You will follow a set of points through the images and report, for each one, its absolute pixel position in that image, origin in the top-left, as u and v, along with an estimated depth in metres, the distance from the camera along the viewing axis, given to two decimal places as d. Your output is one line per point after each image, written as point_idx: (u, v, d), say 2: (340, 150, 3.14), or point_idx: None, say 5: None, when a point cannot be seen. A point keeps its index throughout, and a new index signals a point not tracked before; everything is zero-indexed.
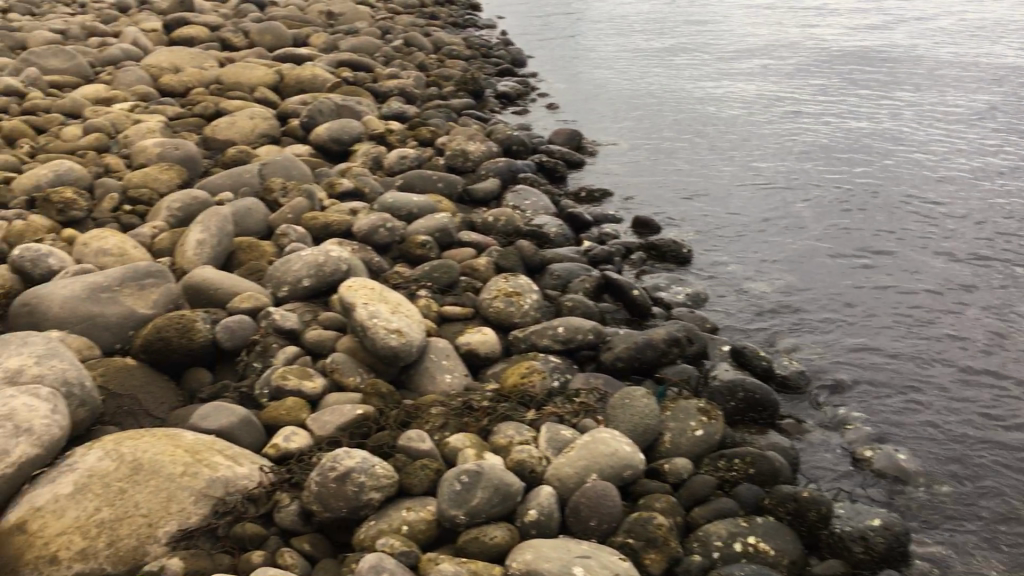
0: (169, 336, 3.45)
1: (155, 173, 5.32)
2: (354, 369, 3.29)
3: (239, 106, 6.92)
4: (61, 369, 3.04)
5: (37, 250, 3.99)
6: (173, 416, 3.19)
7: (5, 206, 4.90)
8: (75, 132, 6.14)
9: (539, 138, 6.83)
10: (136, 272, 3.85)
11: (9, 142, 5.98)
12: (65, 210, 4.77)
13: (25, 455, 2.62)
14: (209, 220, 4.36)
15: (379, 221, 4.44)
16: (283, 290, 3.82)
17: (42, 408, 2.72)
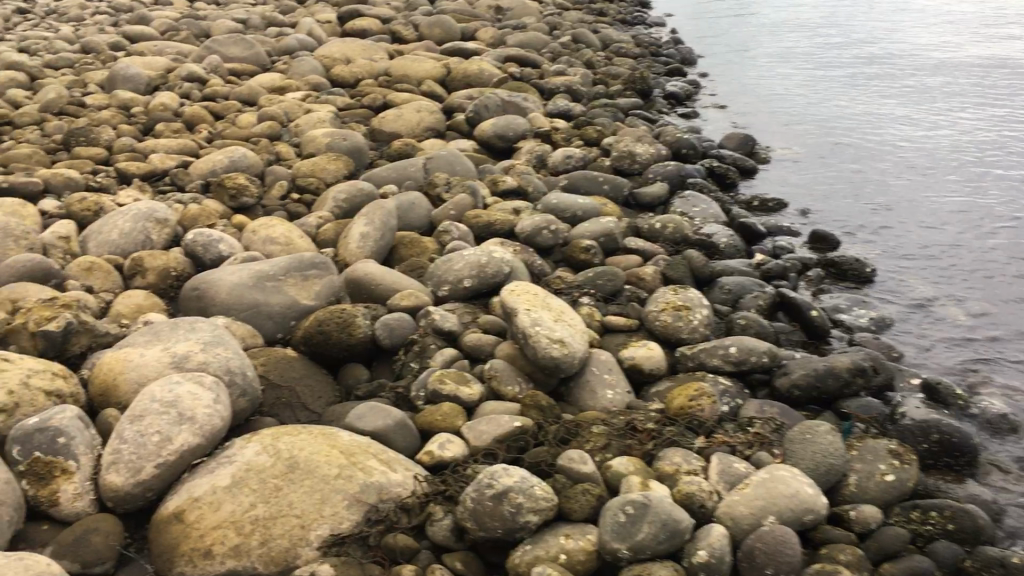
0: (329, 330, 3.43)
1: (323, 163, 5.37)
2: (514, 379, 3.16)
3: (407, 98, 6.96)
4: (225, 357, 3.05)
5: (209, 235, 4.06)
6: (329, 413, 3.15)
7: (183, 189, 5.05)
8: (250, 119, 6.31)
9: (709, 142, 6.55)
10: (301, 263, 3.86)
11: (190, 126, 6.20)
12: (237, 196, 4.87)
13: (186, 444, 2.62)
14: (373, 213, 4.34)
15: (544, 222, 4.32)
16: (444, 290, 3.74)
17: (205, 397, 2.72)
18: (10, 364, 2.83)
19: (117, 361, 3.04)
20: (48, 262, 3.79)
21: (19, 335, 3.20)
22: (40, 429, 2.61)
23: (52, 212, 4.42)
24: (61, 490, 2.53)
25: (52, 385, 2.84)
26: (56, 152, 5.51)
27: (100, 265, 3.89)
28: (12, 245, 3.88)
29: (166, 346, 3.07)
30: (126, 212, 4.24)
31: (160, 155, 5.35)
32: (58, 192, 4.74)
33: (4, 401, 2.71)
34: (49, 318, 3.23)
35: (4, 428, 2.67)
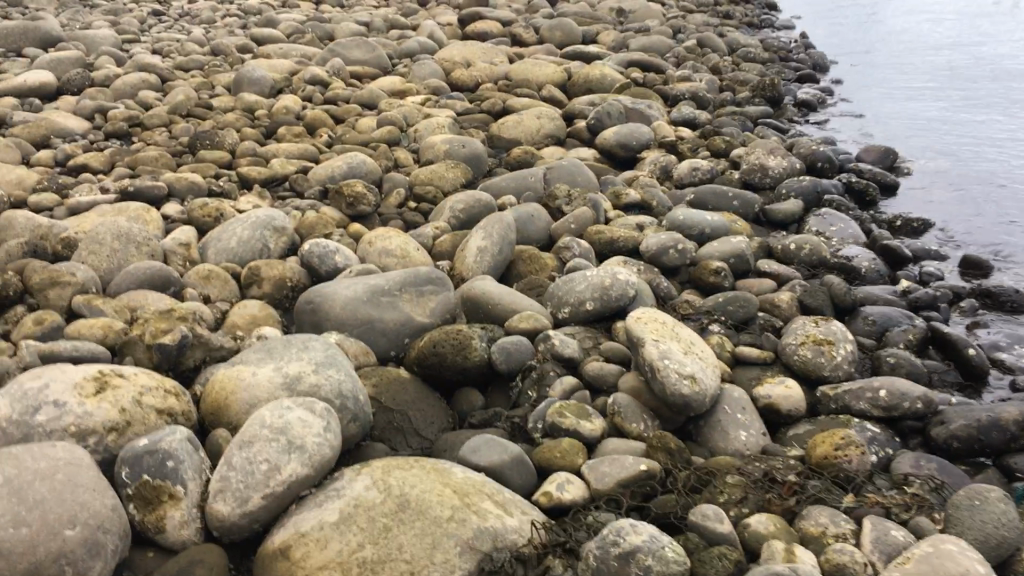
0: (444, 352, 3.27)
1: (442, 171, 5.25)
2: (638, 416, 2.93)
3: (527, 103, 6.79)
4: (337, 380, 2.94)
5: (325, 246, 3.96)
6: (441, 442, 2.99)
7: (302, 195, 5.00)
8: (369, 123, 6.25)
9: (845, 154, 6.17)
10: (417, 278, 3.72)
11: (310, 130, 6.18)
12: (355, 203, 4.78)
13: (295, 475, 2.50)
14: (491, 225, 4.16)
15: (670, 240, 4.07)
16: (563, 312, 3.54)
17: (316, 425, 2.61)
18: (123, 379, 2.77)
19: (228, 379, 2.95)
20: (167, 269, 3.76)
21: (134, 347, 3.13)
22: (149, 451, 2.54)
23: (174, 217, 4.42)
24: (168, 516, 2.45)
25: (163, 403, 2.77)
26: (181, 155, 5.56)
27: (217, 273, 3.85)
28: (134, 251, 3.87)
29: (278, 365, 2.96)
30: (245, 219, 4.20)
31: (281, 159, 5.33)
32: (181, 196, 4.75)
33: (116, 418, 2.64)
34: (164, 331, 3.18)
35: (115, 447, 2.61)
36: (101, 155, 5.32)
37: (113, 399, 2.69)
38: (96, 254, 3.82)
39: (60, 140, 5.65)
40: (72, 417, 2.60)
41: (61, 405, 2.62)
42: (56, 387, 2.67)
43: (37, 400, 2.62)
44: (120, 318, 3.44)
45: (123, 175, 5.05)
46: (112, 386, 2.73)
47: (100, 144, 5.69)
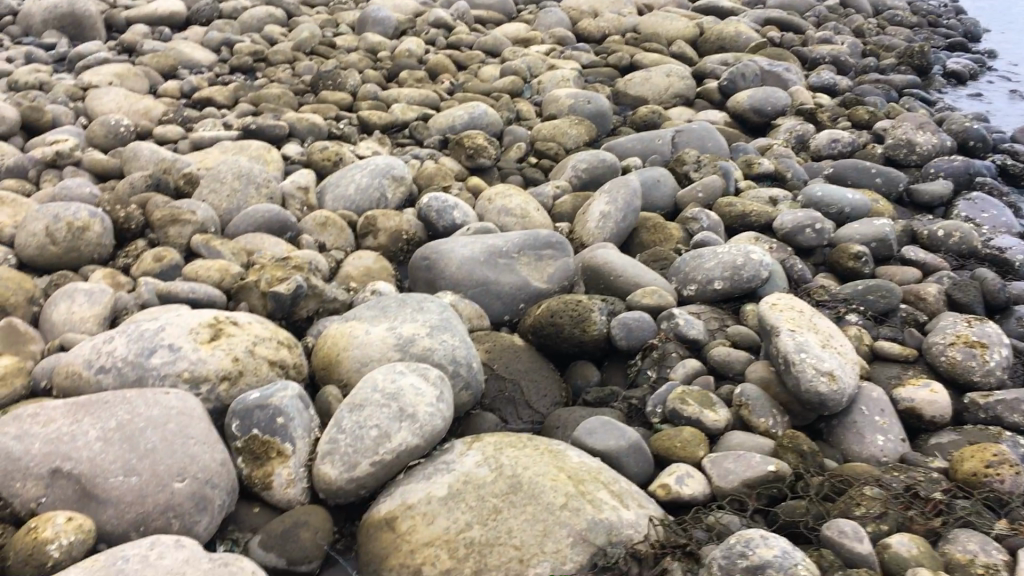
0: (562, 323, 3.14)
1: (565, 126, 5.07)
2: (768, 411, 2.73)
3: (656, 59, 6.51)
4: (451, 345, 2.82)
5: (444, 200, 3.83)
6: (553, 418, 2.89)
7: (421, 144, 4.89)
8: (492, 72, 6.09)
9: (1000, 133, 5.71)
10: (537, 240, 3.58)
11: (432, 76, 6.06)
12: (474, 155, 4.63)
13: (405, 444, 2.41)
14: (616, 190, 3.99)
15: (808, 219, 3.80)
16: (689, 289, 3.34)
17: (428, 393, 2.50)
18: (238, 327, 2.71)
19: (341, 335, 2.88)
20: (285, 214, 3.69)
21: (250, 292, 3.10)
22: (260, 406, 2.48)
23: (294, 158, 4.35)
24: (275, 474, 2.40)
25: (276, 355, 2.71)
26: (303, 94, 5.50)
27: (334, 219, 3.78)
28: (253, 192, 3.82)
29: (391, 325, 2.87)
30: (364, 166, 4.11)
31: (402, 105, 5.22)
32: (302, 138, 4.69)
33: (228, 367, 2.59)
34: (280, 280, 3.11)
35: (226, 397, 2.57)
36: (226, 89, 5.30)
37: (227, 347, 2.63)
38: (216, 193, 3.79)
39: (187, 72, 5.65)
40: (186, 363, 2.56)
41: (176, 350, 2.58)
42: (171, 331, 2.63)
43: (153, 343, 2.59)
44: (237, 262, 3.39)
45: (246, 112, 5.02)
46: (227, 334, 2.67)
47: (225, 77, 5.67)
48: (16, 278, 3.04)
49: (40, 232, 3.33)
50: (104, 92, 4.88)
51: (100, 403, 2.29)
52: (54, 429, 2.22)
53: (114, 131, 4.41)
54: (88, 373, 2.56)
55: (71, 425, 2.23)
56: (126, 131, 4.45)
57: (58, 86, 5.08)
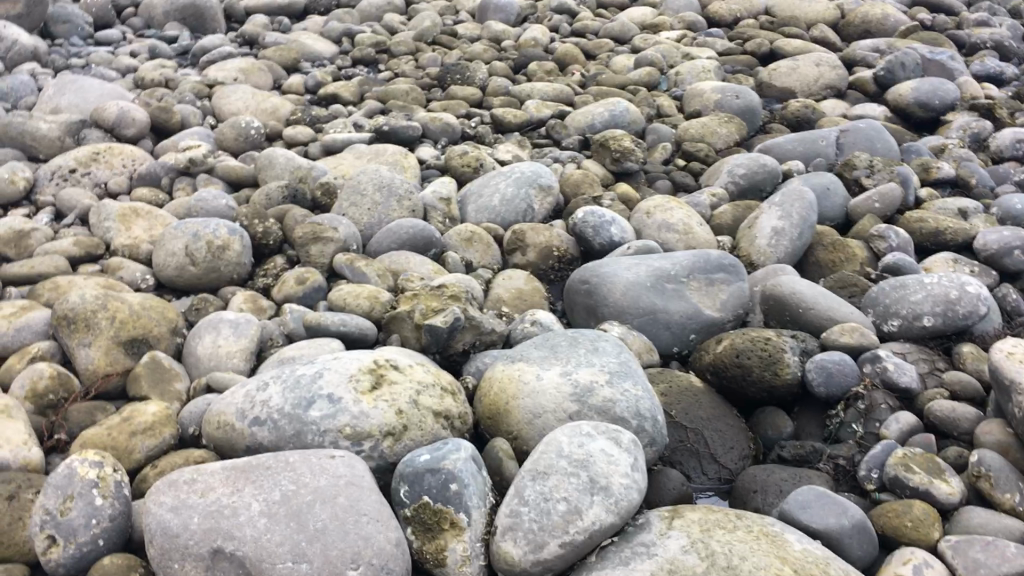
0: (750, 364, 2.77)
1: (715, 125, 4.65)
2: (1013, 484, 2.32)
3: (799, 47, 6.02)
4: (635, 396, 2.48)
5: (602, 215, 3.49)
6: (745, 478, 2.51)
7: (559, 145, 4.56)
8: (626, 63, 5.70)
9: None
10: (708, 262, 3.19)
11: (561, 67, 5.71)
12: (621, 159, 4.26)
13: (599, 522, 2.07)
14: (789, 203, 3.57)
15: (1017, 239, 3.33)
16: (891, 324, 2.96)
17: (623, 461, 2.17)
18: (399, 373, 2.44)
19: (509, 381, 2.56)
20: (429, 229, 3.42)
21: (402, 324, 2.86)
22: (431, 470, 2.18)
23: (429, 162, 4.14)
24: (449, 549, 2.11)
25: (441, 405, 2.42)
26: (430, 89, 5.25)
27: (480, 235, 3.52)
28: (395, 206, 3.57)
29: (565, 369, 2.54)
30: (509, 174, 3.81)
31: (536, 101, 4.91)
32: (435, 139, 4.45)
33: (392, 421, 2.31)
34: (435, 311, 2.84)
35: (391, 454, 2.28)
36: (351, 85, 5.08)
37: (389, 398, 2.35)
38: (356, 206, 3.57)
39: (310, 65, 5.45)
40: (348, 418, 2.28)
41: (336, 401, 2.31)
42: (330, 379, 2.36)
43: (311, 394, 2.33)
44: (383, 286, 3.15)
45: (374, 110, 4.80)
46: (389, 382, 2.39)
47: (348, 71, 5.44)
48: (158, 307, 2.84)
49: (179, 252, 3.18)
50: (231, 90, 4.76)
51: (261, 469, 2.04)
52: (213, 501, 1.97)
53: (244, 134, 4.28)
54: (241, 425, 2.33)
55: (232, 496, 1.98)
56: (257, 133, 4.32)
57: (184, 83, 4.93)
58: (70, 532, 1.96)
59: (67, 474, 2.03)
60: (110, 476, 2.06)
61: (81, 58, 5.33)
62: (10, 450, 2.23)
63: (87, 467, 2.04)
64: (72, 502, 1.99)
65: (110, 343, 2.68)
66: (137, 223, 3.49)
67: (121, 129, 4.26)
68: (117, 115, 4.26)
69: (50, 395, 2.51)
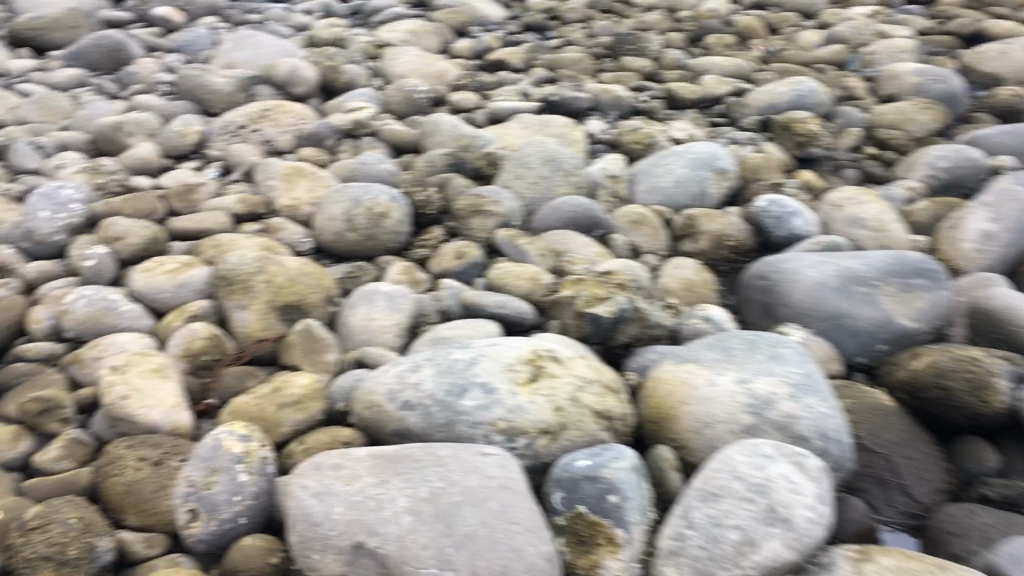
0: (953, 387, 2.45)
1: (913, 111, 4.22)
2: None
3: (1011, 28, 5.35)
4: (820, 413, 2.20)
5: (785, 206, 3.21)
6: (942, 518, 2.21)
7: (736, 125, 4.26)
8: (813, 39, 5.28)
9: None
10: (905, 265, 2.82)
11: (741, 41, 5.34)
12: (805, 144, 3.98)
13: (776, 558, 1.83)
14: (1002, 205, 3.19)
15: None
16: None
17: (807, 490, 1.91)
18: (559, 366, 2.26)
19: (679, 384, 2.34)
20: (595, 209, 3.24)
21: (564, 310, 2.68)
22: (589, 478, 1.99)
23: (598, 137, 3.95)
24: (604, 567, 1.91)
25: (602, 404, 2.23)
26: (601, 59, 5.01)
27: (650, 218, 3.32)
28: (560, 181, 3.41)
29: (742, 377, 2.29)
30: (684, 154, 3.58)
31: (715, 77, 4.63)
32: (605, 112, 4.30)
33: (549, 419, 2.13)
34: (599, 299, 2.66)
35: (545, 454, 2.11)
36: (520, 53, 4.92)
37: (548, 393, 2.17)
38: (522, 179, 3.43)
39: (478, 30, 5.30)
40: (502, 411, 2.13)
41: (490, 391, 2.16)
42: (486, 367, 2.22)
43: (465, 381, 2.19)
44: (544, 266, 3.00)
45: (543, 80, 4.63)
46: (549, 376, 2.22)
47: (517, 36, 5.25)
48: (315, 273, 2.76)
49: (339, 217, 3.12)
50: (400, 53, 4.69)
51: (410, 461, 1.92)
52: (358, 490, 1.86)
53: (410, 97, 4.21)
54: (390, 408, 2.21)
55: (378, 487, 1.86)
56: (423, 97, 4.24)
57: (355, 44, 4.89)
58: (212, 507, 1.89)
59: (213, 446, 1.95)
60: (256, 453, 1.97)
61: (258, 14, 5.32)
62: (161, 412, 2.20)
63: (233, 441, 1.97)
64: (217, 477, 1.91)
65: (266, 308, 2.61)
66: (301, 182, 3.45)
67: (292, 87, 4.27)
68: (288, 74, 4.27)
69: (204, 356, 2.48)
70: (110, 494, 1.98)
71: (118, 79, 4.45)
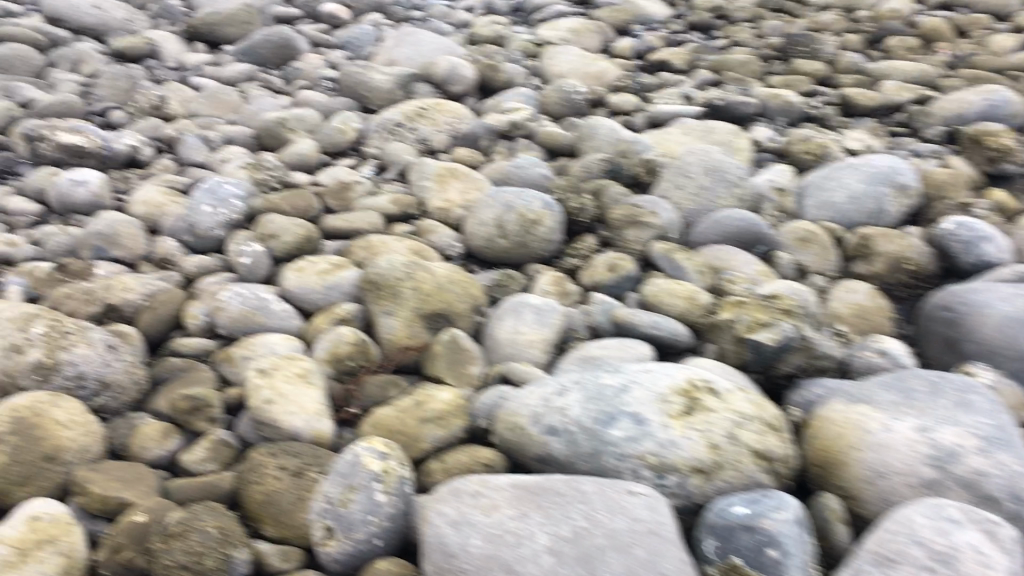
0: None
1: None
2: None
3: None
4: (1013, 472, 1.96)
5: (976, 231, 2.92)
6: None
7: (918, 135, 3.94)
8: (1008, 41, 4.83)
9: None
10: None
11: (925, 44, 4.95)
12: (998, 159, 3.58)
13: None
14: None
15: None
16: None
17: (999, 562, 1.71)
18: (717, 400, 2.10)
19: (848, 427, 2.13)
20: (759, 224, 3.04)
21: (722, 334, 2.51)
22: (747, 527, 1.82)
23: (765, 145, 3.73)
24: None
25: (762, 443, 2.06)
26: (770, 60, 4.75)
27: (819, 236, 3.08)
28: (723, 192, 3.22)
29: (922, 423, 2.06)
30: (859, 168, 3.31)
31: (897, 82, 4.30)
32: (773, 119, 4.07)
33: (703, 457, 1.98)
34: (762, 325, 2.46)
35: (699, 495, 1.95)
36: (684, 53, 4.73)
37: (703, 429, 2.02)
38: (681, 189, 3.26)
39: (642, 28, 5.13)
40: (653, 445, 1.99)
41: (641, 423, 2.02)
42: (637, 396, 2.08)
43: (614, 409, 2.06)
44: (702, 285, 2.82)
45: (707, 82, 4.44)
46: (705, 410, 2.06)
47: (682, 36, 5.05)
48: (463, 282, 2.69)
49: (491, 222, 3.04)
50: (560, 53, 4.59)
51: (553, 495, 1.81)
52: (497, 522, 1.77)
53: (568, 98, 4.09)
54: (533, 431, 2.10)
55: (517, 520, 1.77)
56: (581, 99, 4.12)
57: (515, 41, 4.82)
58: (348, 526, 1.83)
59: (352, 463, 1.90)
60: (394, 471, 1.91)
61: (420, 11, 5.33)
62: (304, 419, 2.18)
63: (372, 457, 1.90)
64: (354, 495, 1.86)
65: (412, 316, 2.56)
66: (453, 183, 3.39)
67: (450, 85, 4.23)
68: (447, 72, 4.24)
69: (349, 361, 2.44)
70: (250, 502, 1.97)
71: (285, 75, 4.53)
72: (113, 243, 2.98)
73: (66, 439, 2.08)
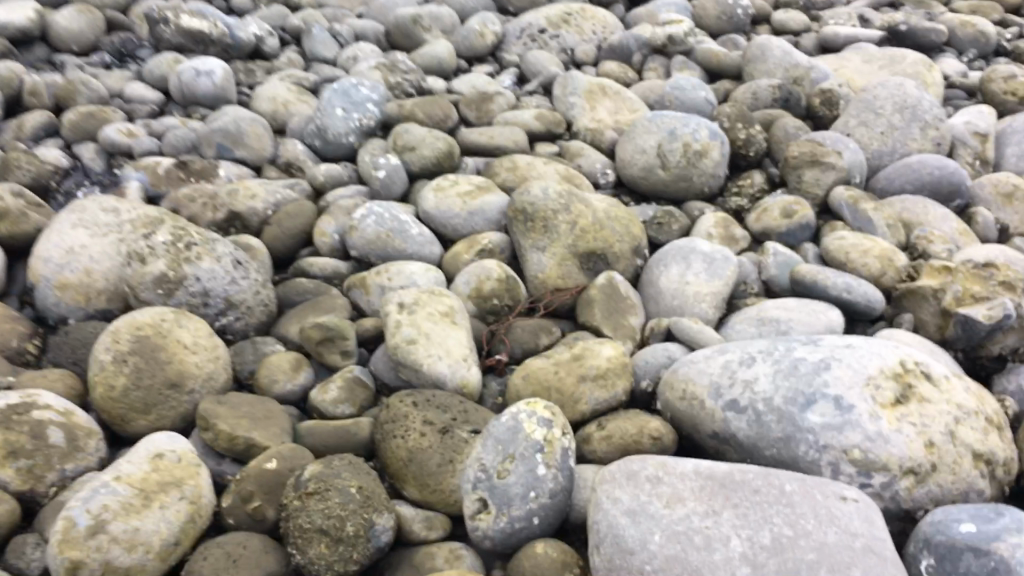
0: None
1: None
2: None
3: None
4: None
5: None
6: None
7: None
8: None
9: None
10: None
11: None
12: None
13: None
14: None
15: None
16: None
17: None
18: (934, 389, 1.78)
19: None
20: (962, 175, 2.65)
21: (923, 304, 2.20)
22: (975, 550, 1.51)
23: (955, 79, 3.36)
24: None
25: (985, 444, 1.74)
26: None
27: None
28: (917, 134, 2.85)
29: None
30: None
31: None
32: (961, 50, 3.67)
33: (919, 457, 1.68)
34: (974, 299, 2.13)
35: (907, 500, 1.67)
36: None
37: (919, 423, 1.71)
38: (867, 127, 2.88)
39: None
40: (860, 437, 1.69)
41: (845, 410, 1.71)
42: (840, 375, 1.76)
43: (811, 390, 1.75)
44: (893, 241, 2.49)
45: (882, 3, 3.99)
46: (920, 399, 1.75)
47: None
48: (624, 219, 2.40)
49: (650, 149, 2.72)
50: None
51: (748, 492, 1.53)
52: (681, 519, 1.50)
53: (729, 13, 3.70)
54: (711, 405, 1.83)
55: (706, 518, 1.50)
56: (744, 14, 3.72)
57: None
58: (504, 501, 1.61)
59: (512, 428, 1.67)
60: (558, 441, 1.66)
61: None
62: (449, 364, 1.95)
63: (534, 424, 1.66)
64: (512, 465, 1.63)
65: (565, 253, 2.31)
66: (603, 103, 3.10)
67: None
68: None
69: (494, 300, 2.20)
70: (391, 459, 1.76)
71: None
72: (238, 142, 2.74)
73: (192, 364, 1.88)
